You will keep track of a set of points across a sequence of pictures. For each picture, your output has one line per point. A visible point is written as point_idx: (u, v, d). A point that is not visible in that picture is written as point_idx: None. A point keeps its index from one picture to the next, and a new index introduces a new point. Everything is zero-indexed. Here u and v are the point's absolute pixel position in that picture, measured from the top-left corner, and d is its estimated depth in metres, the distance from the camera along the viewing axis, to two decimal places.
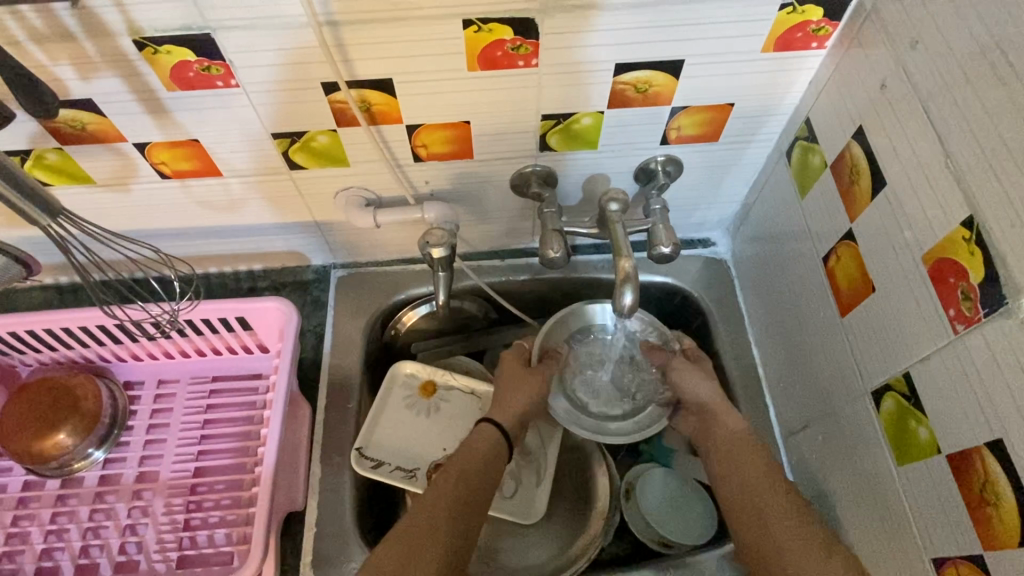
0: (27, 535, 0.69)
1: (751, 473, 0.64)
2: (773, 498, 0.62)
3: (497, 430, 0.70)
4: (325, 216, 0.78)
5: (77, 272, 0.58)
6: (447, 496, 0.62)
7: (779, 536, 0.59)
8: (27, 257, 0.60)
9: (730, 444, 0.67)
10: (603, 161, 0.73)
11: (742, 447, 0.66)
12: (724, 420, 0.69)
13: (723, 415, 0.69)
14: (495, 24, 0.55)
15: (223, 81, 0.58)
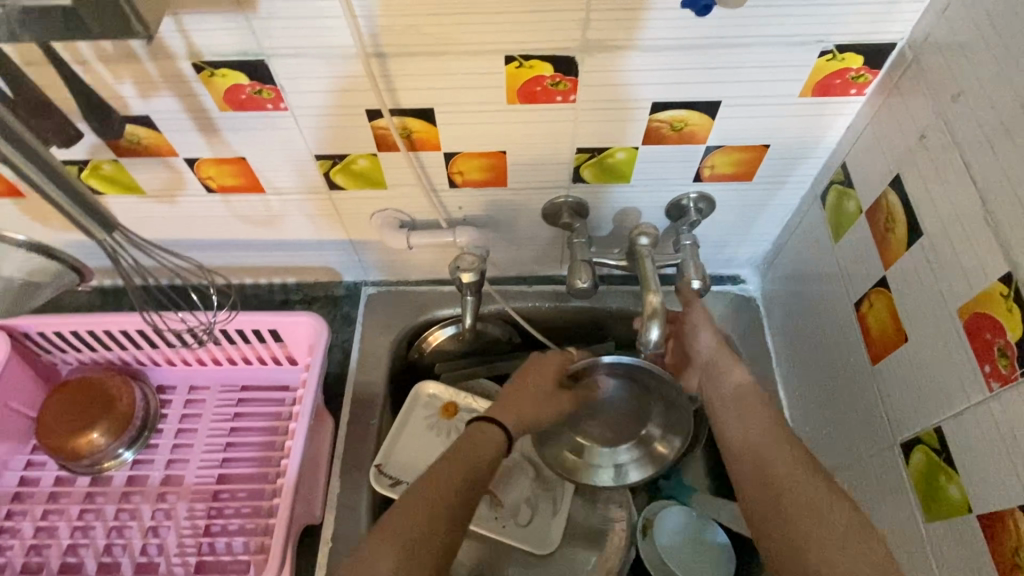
0: (55, 530, 0.71)
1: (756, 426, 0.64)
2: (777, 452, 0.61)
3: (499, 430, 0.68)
4: (360, 235, 0.80)
5: (126, 279, 0.57)
6: (461, 480, 0.61)
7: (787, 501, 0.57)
8: (84, 266, 0.58)
9: (734, 394, 0.69)
10: (634, 195, 0.73)
11: (744, 394, 0.68)
12: (730, 372, 0.71)
13: (733, 370, 0.71)
14: (537, 60, 0.57)
15: (272, 104, 0.61)
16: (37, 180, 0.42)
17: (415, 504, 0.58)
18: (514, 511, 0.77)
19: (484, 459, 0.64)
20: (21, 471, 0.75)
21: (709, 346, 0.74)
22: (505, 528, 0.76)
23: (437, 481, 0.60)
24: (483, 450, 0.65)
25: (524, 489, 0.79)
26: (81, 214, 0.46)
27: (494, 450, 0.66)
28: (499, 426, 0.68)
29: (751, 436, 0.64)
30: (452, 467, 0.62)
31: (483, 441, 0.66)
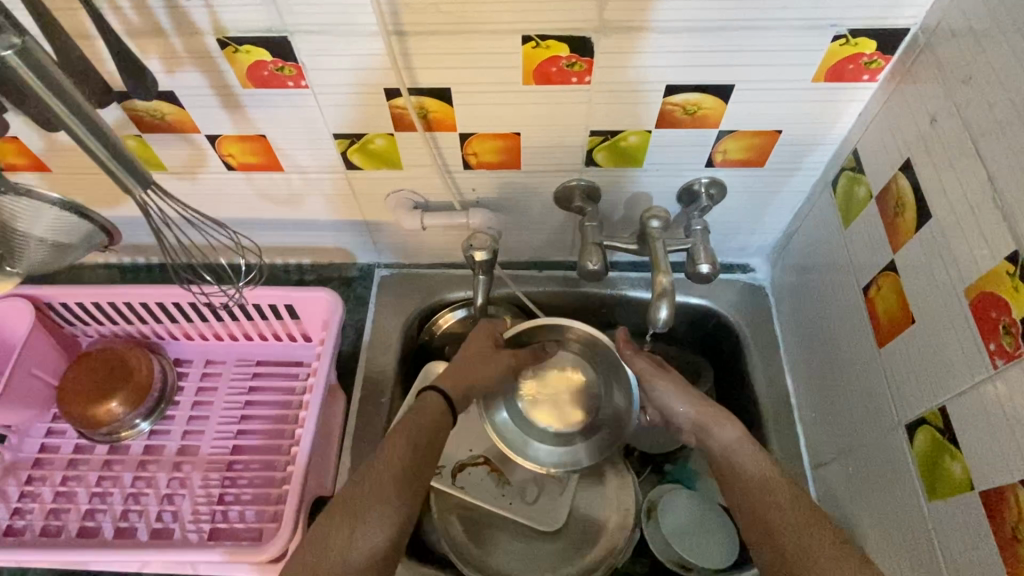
0: (74, 495, 0.73)
1: (754, 481, 0.63)
2: (786, 509, 0.59)
3: (439, 397, 0.68)
4: (375, 216, 0.82)
5: (160, 244, 0.57)
6: (395, 480, 0.61)
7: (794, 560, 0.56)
8: (113, 227, 0.59)
9: (724, 455, 0.66)
10: (646, 179, 0.74)
11: (740, 448, 0.66)
12: (721, 434, 0.68)
13: (725, 429, 0.68)
14: (554, 40, 0.58)
15: (293, 82, 0.62)
16: (84, 138, 0.43)
17: (349, 498, 0.59)
18: (521, 489, 0.78)
19: (424, 436, 0.64)
20: (43, 438, 0.77)
21: (688, 409, 0.71)
22: (512, 506, 0.76)
23: (378, 469, 0.61)
24: (419, 422, 0.65)
25: (530, 467, 0.79)
26: (120, 171, 0.46)
27: (432, 420, 0.66)
28: (437, 392, 0.68)
29: (750, 489, 0.62)
30: (390, 462, 0.61)
31: (423, 413, 0.66)
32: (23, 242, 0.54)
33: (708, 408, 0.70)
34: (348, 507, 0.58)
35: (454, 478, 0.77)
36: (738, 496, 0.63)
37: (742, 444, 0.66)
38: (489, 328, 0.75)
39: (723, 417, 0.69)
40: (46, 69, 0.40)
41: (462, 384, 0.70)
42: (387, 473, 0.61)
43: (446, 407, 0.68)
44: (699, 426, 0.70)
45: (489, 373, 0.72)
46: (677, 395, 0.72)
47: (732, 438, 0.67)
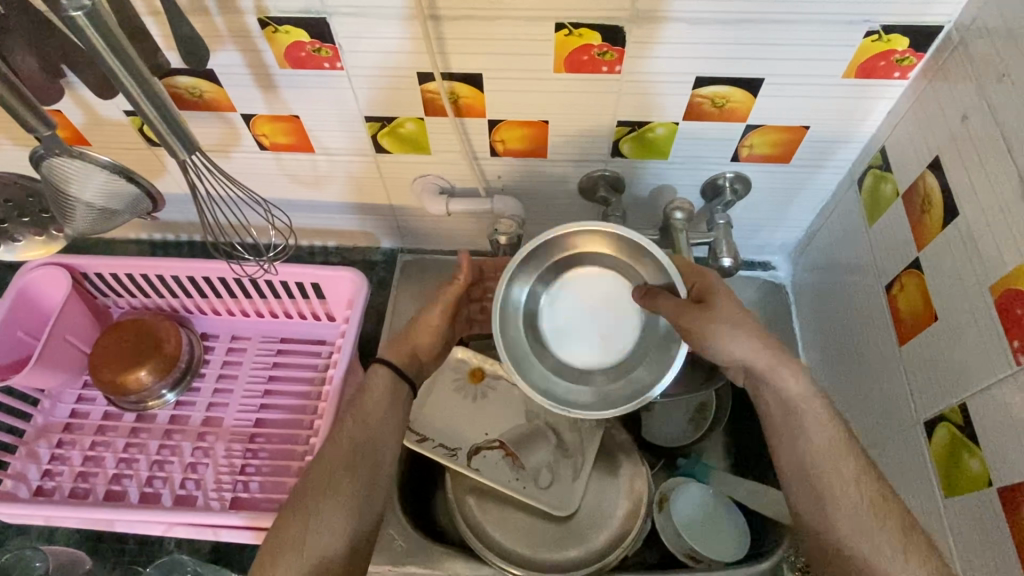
0: (102, 460, 0.76)
1: (807, 444, 0.59)
2: (847, 482, 0.58)
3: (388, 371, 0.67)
4: (401, 200, 0.83)
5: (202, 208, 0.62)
6: (343, 465, 0.62)
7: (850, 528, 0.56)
8: (157, 193, 0.60)
9: (779, 406, 0.61)
10: (670, 172, 0.75)
11: (805, 402, 0.60)
12: (782, 380, 0.61)
13: (786, 372, 0.60)
14: (586, 29, 0.58)
15: (329, 63, 0.64)
16: (137, 98, 0.46)
17: (306, 489, 0.61)
18: (535, 474, 0.78)
19: (373, 416, 0.65)
20: (73, 404, 0.79)
21: (748, 352, 0.60)
22: (526, 489, 0.77)
23: (328, 459, 0.62)
24: (367, 405, 0.65)
25: (545, 452, 0.80)
26: (166, 131, 0.50)
27: (382, 399, 0.66)
28: (385, 366, 0.67)
29: (806, 449, 0.60)
30: (338, 449, 0.63)
31: (373, 390, 0.66)
32: (72, 205, 0.57)
33: (772, 346, 0.61)
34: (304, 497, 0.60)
35: (469, 459, 0.78)
36: (791, 452, 0.61)
37: (809, 404, 0.60)
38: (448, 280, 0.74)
39: (788, 358, 0.61)
40: (114, 37, 0.42)
41: (406, 355, 0.69)
42: (338, 460, 0.62)
43: (397, 376, 0.67)
44: (765, 369, 0.61)
45: (430, 329, 0.69)
46: (736, 332, 0.60)
47: (795, 385, 0.60)
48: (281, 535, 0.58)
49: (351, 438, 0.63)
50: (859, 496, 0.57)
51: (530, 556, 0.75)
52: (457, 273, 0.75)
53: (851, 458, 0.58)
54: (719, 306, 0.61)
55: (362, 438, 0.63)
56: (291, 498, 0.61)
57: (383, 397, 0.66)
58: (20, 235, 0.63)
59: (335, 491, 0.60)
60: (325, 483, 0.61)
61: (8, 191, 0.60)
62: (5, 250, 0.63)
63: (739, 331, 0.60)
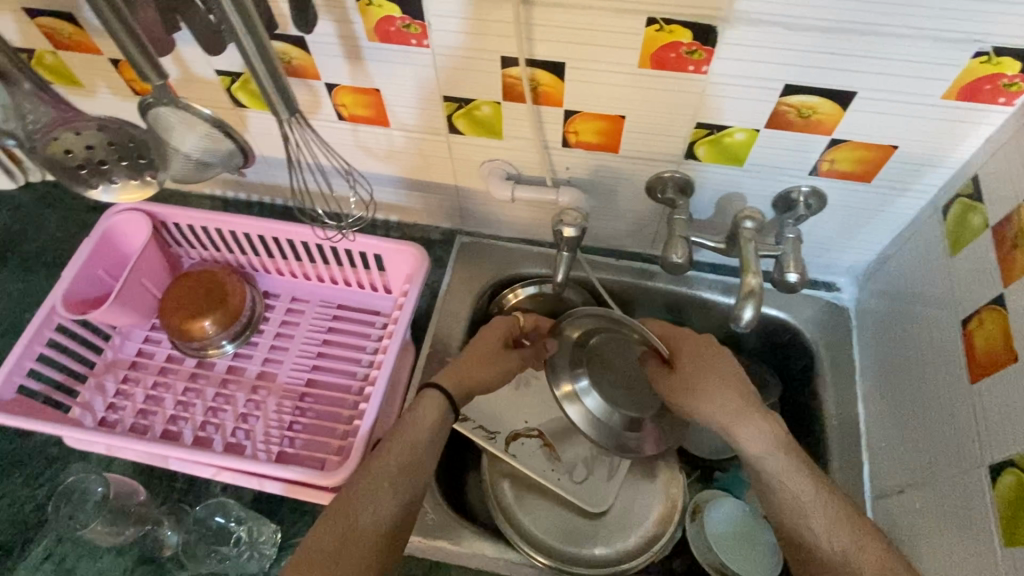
0: (162, 400, 0.80)
1: (787, 491, 0.62)
2: (841, 536, 0.59)
3: (440, 394, 0.69)
4: (466, 182, 0.84)
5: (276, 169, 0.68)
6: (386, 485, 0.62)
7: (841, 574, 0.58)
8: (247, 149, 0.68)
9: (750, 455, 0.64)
10: (742, 180, 0.73)
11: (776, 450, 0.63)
12: (746, 431, 0.64)
13: (751, 426, 0.65)
14: (678, 25, 0.57)
15: (416, 40, 0.65)
16: (251, 56, 0.49)
17: (347, 505, 0.60)
18: (570, 468, 0.79)
19: (421, 441, 0.66)
20: (140, 344, 0.84)
21: (717, 399, 0.66)
22: (559, 482, 0.77)
23: (372, 477, 0.62)
24: (415, 426, 0.66)
25: (583, 448, 0.80)
26: (271, 90, 0.52)
27: (432, 425, 0.67)
28: (437, 393, 0.69)
29: (780, 497, 0.62)
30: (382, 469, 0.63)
31: (421, 415, 0.67)
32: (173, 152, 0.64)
33: (737, 395, 0.66)
34: (347, 511, 0.60)
35: (507, 444, 0.79)
36: (769, 498, 0.63)
37: (778, 455, 0.63)
38: (506, 325, 0.75)
39: (751, 413, 0.65)
40: None
41: (464, 385, 0.71)
42: (384, 478, 0.62)
43: (449, 403, 0.69)
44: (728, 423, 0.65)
45: (488, 371, 0.72)
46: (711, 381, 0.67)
47: (763, 435, 0.64)
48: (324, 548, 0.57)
49: (397, 459, 0.64)
50: (839, 537, 0.59)
51: (558, 547, 0.74)
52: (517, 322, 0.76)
53: (827, 501, 0.61)
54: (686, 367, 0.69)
55: (407, 461, 0.64)
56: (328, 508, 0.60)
57: (431, 420, 0.67)
58: (117, 178, 0.64)
59: (376, 507, 0.61)
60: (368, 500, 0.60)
61: (111, 132, 0.60)
62: (102, 190, 0.64)
63: (720, 386, 0.67)
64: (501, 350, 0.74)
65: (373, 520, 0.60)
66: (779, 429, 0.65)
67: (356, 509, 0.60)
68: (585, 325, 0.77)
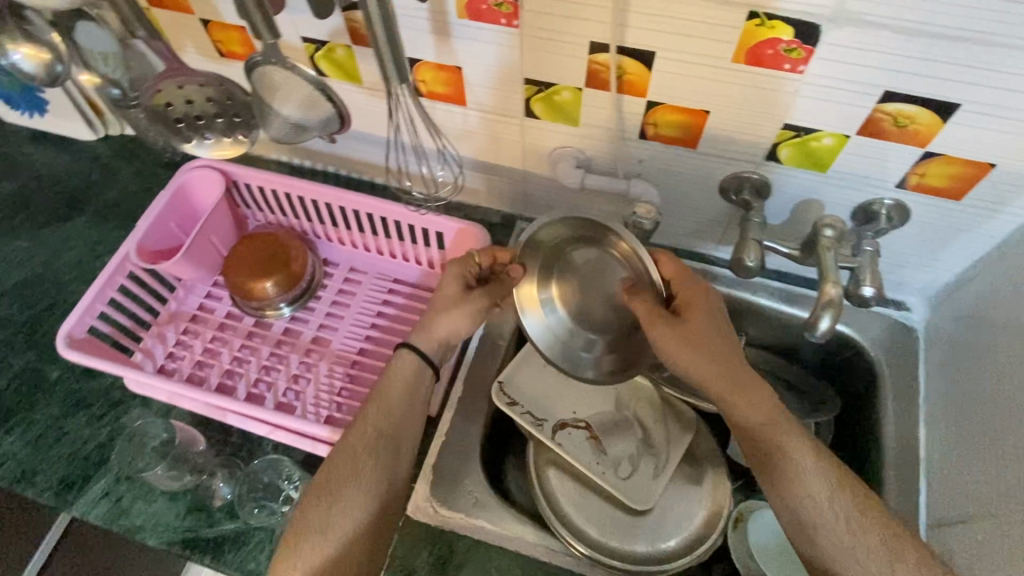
0: (219, 354, 0.81)
1: (788, 476, 0.61)
2: (848, 527, 0.60)
3: (413, 353, 0.69)
4: (534, 168, 0.84)
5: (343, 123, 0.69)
6: (366, 453, 0.64)
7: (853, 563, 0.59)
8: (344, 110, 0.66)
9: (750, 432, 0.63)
10: (823, 187, 0.72)
11: (773, 426, 0.63)
12: (743, 406, 0.63)
13: (750, 398, 0.63)
14: (781, 21, 0.56)
15: (506, 20, 0.64)
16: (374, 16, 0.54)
17: (333, 476, 0.63)
18: (615, 463, 0.77)
19: (397, 401, 0.67)
20: (202, 298, 0.86)
21: (713, 361, 0.62)
22: (605, 477, 0.75)
23: (352, 444, 0.64)
24: (391, 388, 0.68)
25: (629, 444, 0.78)
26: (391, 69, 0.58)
27: (407, 383, 0.68)
28: (412, 352, 0.70)
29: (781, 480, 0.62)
30: (360, 438, 0.65)
31: (397, 375, 0.69)
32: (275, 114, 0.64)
33: (732, 360, 0.63)
34: (332, 485, 0.62)
35: (554, 433, 0.78)
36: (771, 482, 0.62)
37: (773, 434, 0.62)
38: (459, 270, 0.70)
39: (748, 383, 0.63)
40: None
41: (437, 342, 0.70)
42: (366, 446, 0.65)
43: (422, 358, 0.70)
44: (729, 393, 0.63)
45: (455, 322, 0.70)
46: (711, 340, 0.63)
47: (758, 409, 0.63)
48: (319, 520, 0.61)
49: (377, 423, 0.66)
50: (851, 531, 0.60)
51: (597, 539, 0.74)
52: (471, 261, 0.70)
53: (830, 482, 0.61)
54: (692, 321, 0.63)
55: (387, 424, 0.66)
56: (314, 480, 0.63)
57: (405, 378, 0.69)
58: (211, 135, 0.67)
59: (360, 475, 0.63)
60: (350, 470, 0.63)
61: (213, 90, 0.64)
62: (197, 145, 0.68)
63: (721, 346, 0.63)
64: (461, 297, 0.70)
65: (357, 489, 0.62)
66: (772, 402, 0.63)
67: (342, 482, 0.63)
68: (558, 230, 0.69)
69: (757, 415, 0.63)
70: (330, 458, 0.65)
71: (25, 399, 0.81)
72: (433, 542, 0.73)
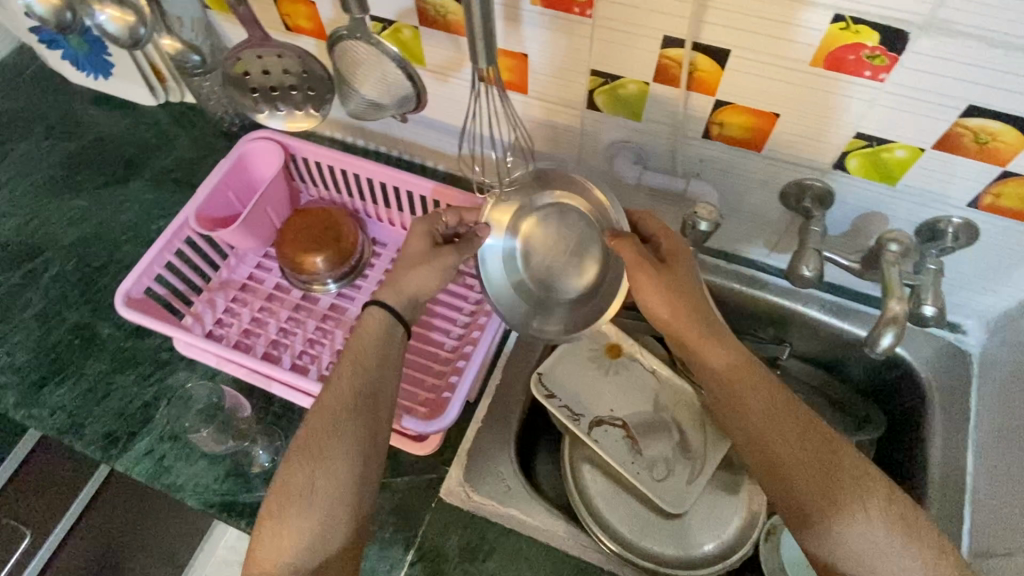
0: (266, 324, 0.83)
1: (758, 420, 0.65)
2: (823, 470, 0.62)
3: (381, 312, 0.69)
4: (589, 161, 0.83)
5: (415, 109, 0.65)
6: (345, 415, 0.64)
7: (828, 506, 0.60)
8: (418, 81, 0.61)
9: (723, 380, 0.67)
10: (889, 200, 0.70)
11: (740, 372, 0.66)
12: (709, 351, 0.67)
13: (716, 343, 0.67)
14: (866, 26, 0.54)
15: (579, 9, 0.63)
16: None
17: (314, 441, 0.63)
18: (650, 464, 0.77)
19: (371, 361, 0.67)
20: (252, 268, 0.87)
21: (683, 306, 0.66)
22: (639, 476, 0.75)
23: (331, 408, 0.64)
24: (363, 349, 0.67)
25: (666, 446, 0.78)
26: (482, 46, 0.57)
27: (379, 343, 0.68)
28: (381, 310, 0.69)
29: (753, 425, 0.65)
30: (337, 401, 0.65)
31: (366, 334, 0.68)
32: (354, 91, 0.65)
33: (699, 308, 0.67)
34: (315, 452, 0.62)
35: (590, 428, 0.78)
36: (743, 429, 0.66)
37: (744, 382, 0.66)
38: (425, 227, 0.72)
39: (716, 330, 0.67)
40: None
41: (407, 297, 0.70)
42: (344, 409, 0.64)
43: (393, 316, 0.69)
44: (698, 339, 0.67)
45: (423, 277, 0.70)
46: (683, 288, 0.66)
47: (727, 357, 0.67)
48: (305, 486, 0.61)
49: (352, 385, 0.65)
50: (826, 476, 0.62)
51: (627, 538, 0.74)
52: (437, 218, 0.72)
53: (801, 429, 0.64)
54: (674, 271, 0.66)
55: (363, 384, 0.66)
56: (295, 447, 0.63)
57: (377, 338, 0.68)
58: (285, 106, 0.68)
59: (340, 439, 0.63)
60: (331, 433, 0.63)
61: (290, 61, 0.63)
62: (271, 117, 0.69)
63: (692, 293, 0.67)
64: (428, 252, 0.71)
65: (340, 451, 0.63)
66: (739, 350, 0.68)
67: (323, 446, 0.63)
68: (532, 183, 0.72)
69: (722, 358, 0.67)
70: (307, 426, 0.64)
71: (78, 354, 0.83)
72: (463, 526, 0.72)
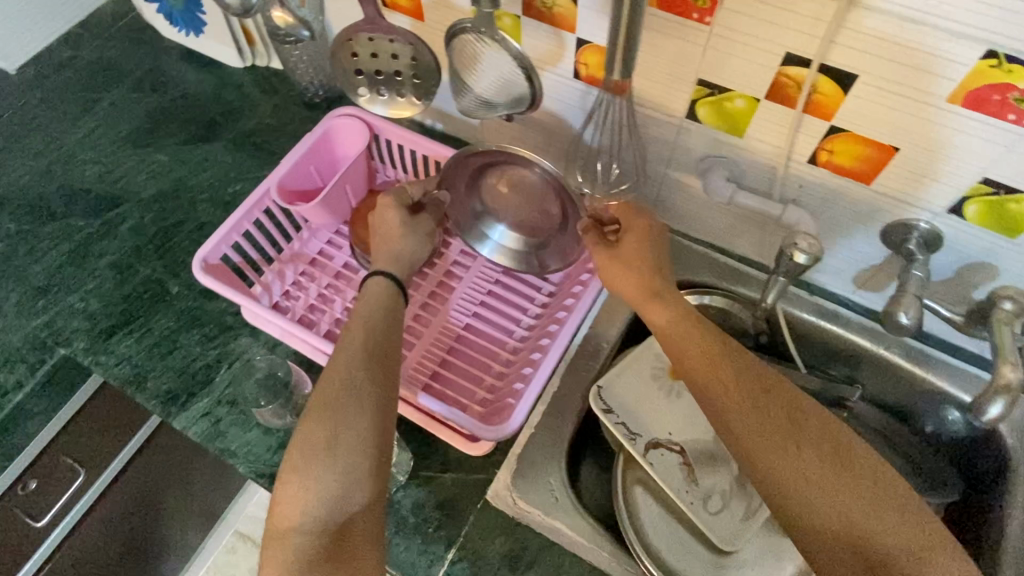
0: (332, 303, 0.82)
1: (742, 414, 0.57)
2: (813, 463, 0.55)
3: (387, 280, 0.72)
4: (677, 172, 0.79)
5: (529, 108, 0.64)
6: (360, 369, 0.62)
7: (818, 501, 0.53)
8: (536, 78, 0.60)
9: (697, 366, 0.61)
10: (1004, 254, 0.64)
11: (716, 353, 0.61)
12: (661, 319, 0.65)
13: (665, 311, 0.65)
14: (1021, 66, 0.49)
15: (698, 15, 0.59)
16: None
17: (327, 394, 0.61)
18: (704, 496, 0.74)
19: (380, 320, 0.68)
20: (323, 244, 0.87)
21: (628, 277, 0.68)
22: (693, 507, 0.73)
23: (346, 361, 0.63)
24: (371, 310, 0.68)
25: (722, 478, 0.75)
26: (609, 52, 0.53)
27: (386, 307, 0.69)
28: (384, 277, 0.72)
29: (735, 417, 0.58)
30: (348, 356, 0.63)
31: (369, 298, 0.70)
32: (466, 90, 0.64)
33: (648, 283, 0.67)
34: (330, 405, 0.60)
35: (645, 451, 0.76)
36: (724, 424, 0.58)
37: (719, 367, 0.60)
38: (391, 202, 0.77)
39: (664, 298, 0.66)
40: None
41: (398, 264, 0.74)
42: (359, 363, 0.63)
43: (395, 285, 0.72)
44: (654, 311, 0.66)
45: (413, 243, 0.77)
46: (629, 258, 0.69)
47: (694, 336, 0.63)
48: (321, 439, 0.58)
49: (364, 342, 0.65)
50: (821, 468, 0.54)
51: (674, 569, 0.71)
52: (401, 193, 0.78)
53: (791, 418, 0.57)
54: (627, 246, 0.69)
55: (377, 341, 0.65)
56: (312, 405, 0.61)
57: (383, 302, 0.69)
58: (389, 91, 0.67)
59: (358, 395, 0.60)
60: (346, 385, 0.61)
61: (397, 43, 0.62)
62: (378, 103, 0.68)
63: (640, 257, 0.68)
64: (409, 219, 0.77)
65: (361, 405, 0.60)
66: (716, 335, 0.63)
67: (339, 400, 0.60)
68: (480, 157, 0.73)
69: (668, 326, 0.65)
70: (322, 384, 0.62)
71: (146, 308, 0.84)
72: (506, 531, 0.71)
